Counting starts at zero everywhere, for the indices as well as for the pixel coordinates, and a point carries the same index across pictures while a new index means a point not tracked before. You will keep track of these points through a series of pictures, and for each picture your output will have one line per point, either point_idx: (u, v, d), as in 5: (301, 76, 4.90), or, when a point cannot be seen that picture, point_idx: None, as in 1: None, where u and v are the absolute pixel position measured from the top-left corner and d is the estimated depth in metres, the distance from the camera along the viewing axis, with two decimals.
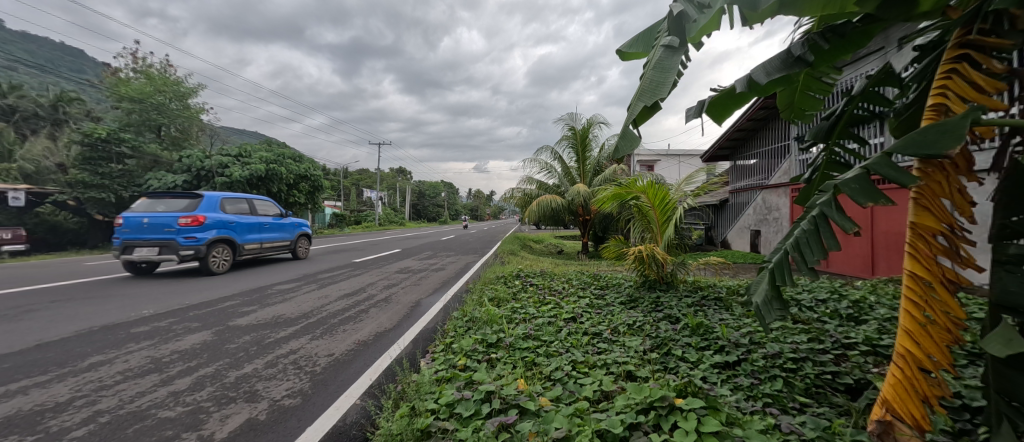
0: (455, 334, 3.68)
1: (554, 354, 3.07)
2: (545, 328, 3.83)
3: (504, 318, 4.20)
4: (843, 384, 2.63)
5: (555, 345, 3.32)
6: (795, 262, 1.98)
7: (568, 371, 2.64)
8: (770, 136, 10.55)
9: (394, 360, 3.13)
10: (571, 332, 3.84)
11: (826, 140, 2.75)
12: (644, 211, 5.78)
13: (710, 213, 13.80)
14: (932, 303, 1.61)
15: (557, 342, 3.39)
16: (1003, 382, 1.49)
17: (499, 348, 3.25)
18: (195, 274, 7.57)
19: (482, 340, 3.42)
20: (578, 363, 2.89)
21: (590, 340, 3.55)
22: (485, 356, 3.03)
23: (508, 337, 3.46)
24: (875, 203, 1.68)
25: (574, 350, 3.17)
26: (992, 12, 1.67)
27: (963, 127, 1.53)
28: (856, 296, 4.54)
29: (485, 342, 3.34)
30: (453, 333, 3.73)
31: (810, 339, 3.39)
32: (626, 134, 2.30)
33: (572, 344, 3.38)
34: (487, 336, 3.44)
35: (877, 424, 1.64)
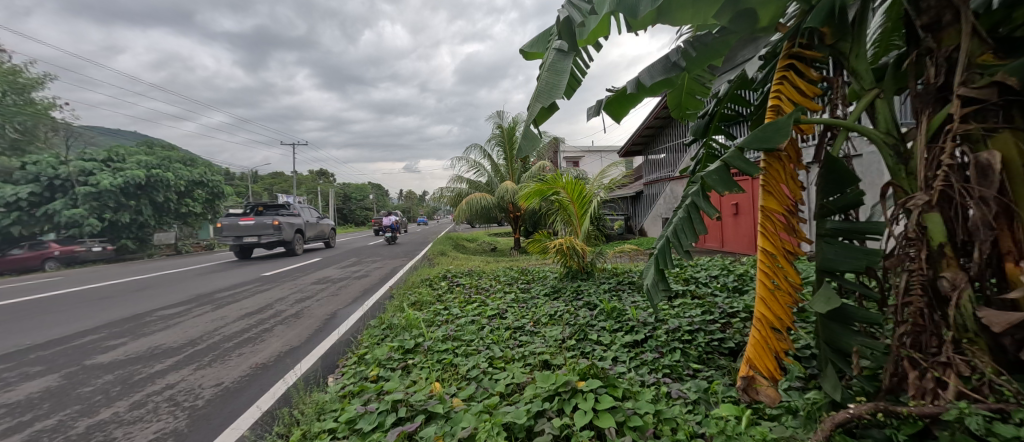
0: (370, 344, 3.51)
1: (472, 353, 3.08)
2: (467, 328, 3.82)
3: (425, 321, 4.12)
4: (727, 348, 3.01)
5: (475, 344, 3.33)
6: (675, 246, 2.22)
7: (485, 368, 2.67)
8: (675, 134, 11.61)
9: (295, 381, 2.91)
10: (495, 329, 3.88)
11: (704, 136, 3.10)
12: (564, 205, 6.02)
13: (628, 205, 14.89)
14: (778, 271, 1.92)
15: (478, 341, 3.41)
16: (829, 333, 1.80)
17: (417, 353, 3.18)
18: (274, 252, 14.33)
19: (399, 347, 3.31)
20: (495, 359, 2.93)
21: (512, 334, 3.63)
22: (400, 364, 2.95)
23: (426, 341, 3.39)
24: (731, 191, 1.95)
25: (493, 347, 3.21)
26: (806, 30, 2.01)
27: (790, 124, 1.83)
28: (740, 270, 5.22)
29: (402, 349, 3.24)
30: (367, 344, 3.55)
31: (703, 311, 3.82)
32: (527, 134, 2.39)
33: (494, 340, 3.43)
34: (404, 343, 3.33)
35: (742, 380, 1.89)
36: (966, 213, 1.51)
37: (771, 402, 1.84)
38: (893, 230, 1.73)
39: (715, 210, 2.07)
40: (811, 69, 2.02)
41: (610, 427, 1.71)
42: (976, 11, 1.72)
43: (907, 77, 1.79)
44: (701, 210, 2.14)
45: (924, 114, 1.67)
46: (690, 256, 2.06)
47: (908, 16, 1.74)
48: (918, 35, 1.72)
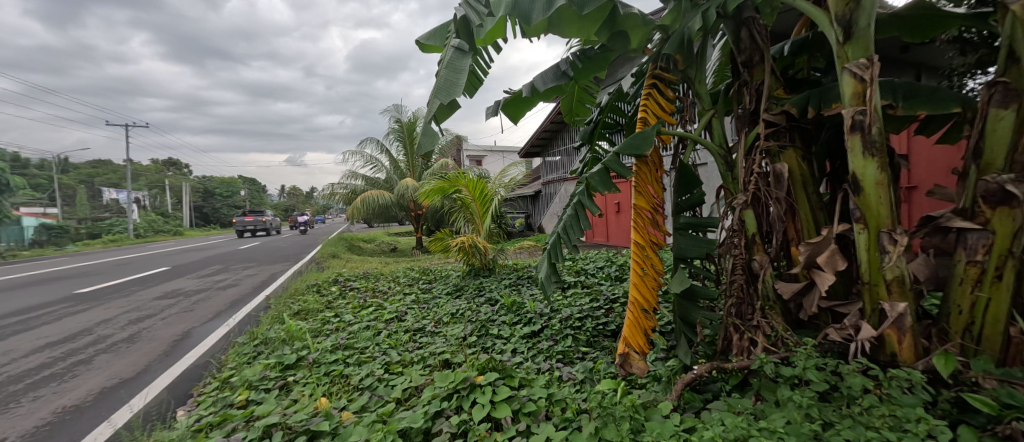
0: (236, 366, 3.18)
1: (367, 361, 2.99)
2: (360, 334, 3.66)
3: (310, 332, 3.85)
4: (610, 330, 3.40)
5: (370, 351, 3.22)
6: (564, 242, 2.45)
7: (380, 375, 2.62)
8: (570, 138, 12.45)
9: (125, 423, 2.51)
10: (393, 333, 3.77)
11: (590, 141, 3.44)
12: (466, 203, 6.09)
13: (527, 203, 15.61)
14: (646, 260, 2.25)
15: (373, 347, 3.31)
16: (684, 310, 2.18)
17: (300, 368, 2.96)
18: (110, 260, 11.85)
19: (276, 364, 3.03)
20: (393, 364, 2.89)
21: (411, 337, 3.59)
22: (276, 383, 2.71)
23: (312, 353, 3.17)
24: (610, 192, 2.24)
25: (390, 352, 3.15)
26: (664, 56, 2.39)
27: (654, 134, 2.17)
28: (622, 261, 5.89)
29: (281, 366, 2.98)
30: (233, 365, 3.20)
31: (591, 299, 4.25)
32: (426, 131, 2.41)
33: (391, 345, 3.35)
34: (284, 358, 3.06)
35: (620, 356, 2.17)
36: (769, 209, 1.97)
37: (642, 373, 2.15)
38: (723, 223, 2.18)
39: (597, 208, 2.34)
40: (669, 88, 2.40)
41: (507, 416, 1.86)
42: (774, 54, 2.29)
43: (733, 102, 2.26)
44: (586, 208, 2.39)
45: (743, 132, 2.14)
46: (577, 249, 2.31)
47: (733, 53, 2.19)
48: (739, 69, 2.18)
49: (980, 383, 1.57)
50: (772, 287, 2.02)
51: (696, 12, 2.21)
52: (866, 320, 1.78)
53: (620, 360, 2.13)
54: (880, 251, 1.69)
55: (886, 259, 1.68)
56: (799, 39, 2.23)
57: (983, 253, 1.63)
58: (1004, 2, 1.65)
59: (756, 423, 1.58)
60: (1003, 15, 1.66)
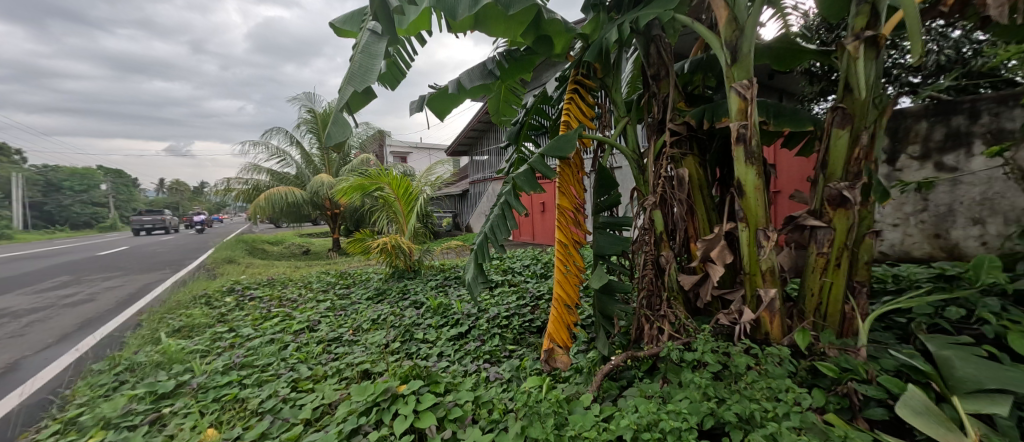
0: (87, 401, 2.80)
1: (269, 380, 2.78)
2: (263, 350, 3.38)
3: (197, 352, 3.49)
4: (536, 327, 3.52)
5: (273, 368, 2.99)
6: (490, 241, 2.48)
7: (283, 396, 2.49)
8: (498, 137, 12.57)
9: None
10: (302, 346, 3.52)
11: (516, 141, 3.53)
12: (389, 202, 5.89)
13: (455, 202, 15.51)
14: (569, 258, 2.36)
15: (278, 363, 3.08)
16: (603, 305, 2.33)
17: (179, 396, 2.71)
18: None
19: (145, 394, 2.72)
20: (301, 381, 2.72)
21: (324, 349, 3.39)
22: (146, 419, 2.44)
23: (195, 378, 2.90)
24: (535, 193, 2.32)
25: (297, 367, 2.96)
26: (586, 64, 2.58)
27: (576, 138, 2.29)
28: (547, 258, 6.13)
29: (155, 395, 2.69)
30: (83, 401, 2.80)
31: (517, 297, 4.35)
32: (337, 120, 2.31)
33: (300, 359, 3.15)
34: (159, 385, 2.76)
35: (545, 351, 2.25)
36: (674, 211, 2.26)
37: (564, 367, 2.24)
38: (636, 222, 2.42)
39: (523, 208, 2.41)
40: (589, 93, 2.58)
41: (431, 425, 1.85)
42: (677, 69, 2.64)
43: (644, 112, 2.52)
44: (513, 208, 2.45)
45: (652, 138, 2.40)
46: (504, 249, 2.36)
47: (644, 67, 2.46)
48: (649, 82, 2.46)
49: (825, 352, 2.00)
50: (676, 279, 2.28)
51: (611, 25, 2.37)
52: (747, 305, 2.10)
53: (544, 356, 2.20)
54: (758, 245, 2.02)
55: (761, 252, 2.02)
56: (695, 59, 2.64)
57: (827, 246, 2.05)
58: (841, 42, 2.06)
59: (664, 406, 1.72)
60: (841, 51, 2.05)
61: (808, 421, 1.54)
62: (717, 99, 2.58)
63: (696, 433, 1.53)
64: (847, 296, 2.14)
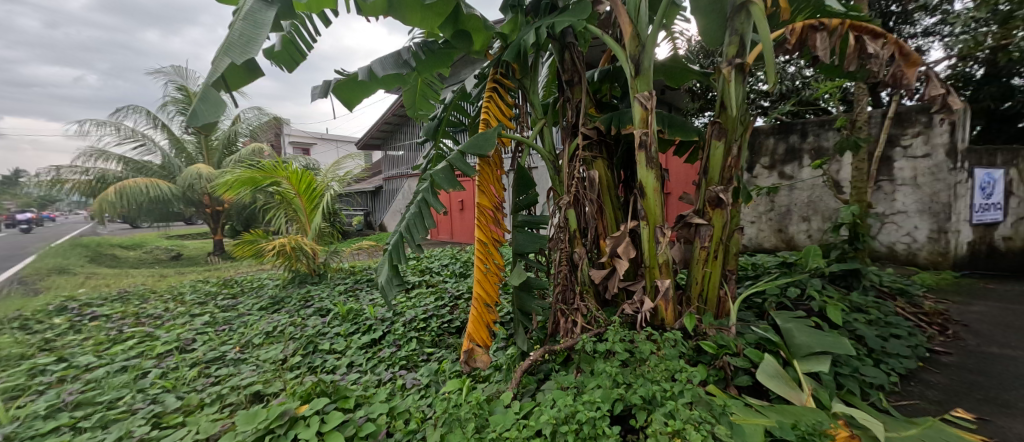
0: None
1: (120, 418, 2.31)
2: (115, 380, 2.80)
3: (13, 392, 2.78)
4: (455, 327, 3.47)
5: (130, 402, 2.50)
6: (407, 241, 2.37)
7: (144, 434, 2.10)
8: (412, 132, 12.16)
9: None
10: (168, 373, 2.97)
11: (434, 137, 3.43)
12: (287, 199, 5.33)
13: (367, 200, 14.64)
14: (489, 257, 2.36)
15: (137, 395, 2.58)
16: (521, 302, 2.38)
17: None
18: None
19: None
20: (165, 415, 2.32)
21: (202, 372, 2.94)
22: None
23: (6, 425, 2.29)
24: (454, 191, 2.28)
25: (162, 399, 2.53)
26: (503, 63, 2.61)
27: (496, 137, 2.29)
28: (466, 257, 6.09)
29: None
30: None
31: (436, 298, 4.24)
32: (208, 96, 2.03)
33: (166, 387, 2.67)
34: None
35: (464, 352, 2.21)
36: (586, 209, 2.41)
37: (484, 366, 2.22)
38: (552, 221, 2.51)
39: (441, 206, 2.35)
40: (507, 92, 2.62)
41: None
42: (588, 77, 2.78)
43: (559, 115, 2.62)
44: (431, 206, 2.37)
45: (566, 141, 2.51)
46: (421, 249, 2.28)
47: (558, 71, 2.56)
48: (563, 87, 2.57)
49: (707, 332, 2.32)
50: (587, 274, 2.42)
51: (528, 28, 2.43)
52: (647, 294, 2.32)
53: (463, 356, 2.17)
54: (656, 241, 2.24)
55: (659, 246, 2.26)
56: (603, 69, 2.80)
57: (708, 240, 2.36)
58: (718, 65, 2.38)
59: (580, 397, 1.80)
60: (718, 73, 2.36)
61: (697, 396, 1.75)
62: (623, 107, 2.80)
63: (609, 420, 1.63)
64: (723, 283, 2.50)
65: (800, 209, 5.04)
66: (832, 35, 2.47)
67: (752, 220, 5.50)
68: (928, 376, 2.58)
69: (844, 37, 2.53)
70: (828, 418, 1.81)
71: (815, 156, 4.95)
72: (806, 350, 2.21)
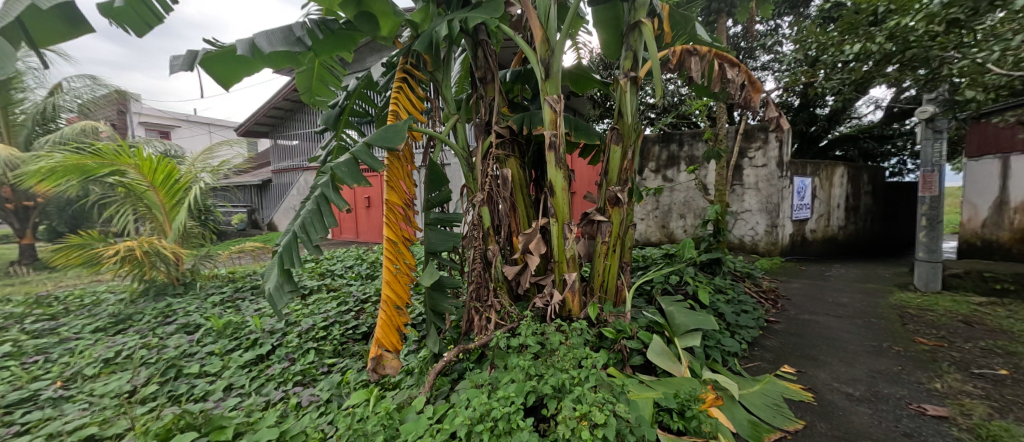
0: None
1: None
2: None
3: None
4: (361, 333, 3.25)
5: None
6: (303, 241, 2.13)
7: None
8: (308, 121, 11.04)
9: None
10: None
11: (335, 127, 3.15)
12: (136, 191, 4.43)
13: (252, 194, 12.91)
14: (399, 257, 2.24)
15: None
16: (435, 302, 2.32)
17: None
18: None
19: None
20: None
21: (6, 419, 2.27)
22: None
23: None
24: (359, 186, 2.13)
25: None
26: (414, 53, 2.51)
27: (406, 130, 2.18)
28: (372, 258, 5.75)
29: None
30: None
31: (338, 303, 3.91)
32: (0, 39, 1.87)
33: None
34: None
35: (372, 360, 2.07)
36: (499, 207, 2.44)
37: (394, 372, 2.11)
38: (465, 218, 2.49)
39: (344, 202, 2.17)
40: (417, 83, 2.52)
41: None
42: (500, 77, 2.79)
43: (473, 111, 2.60)
44: (332, 203, 2.17)
45: (479, 138, 2.50)
46: (320, 251, 2.07)
47: (471, 68, 2.53)
48: (477, 83, 2.56)
49: (607, 318, 2.51)
50: (501, 271, 2.46)
51: (441, 19, 2.36)
52: (556, 287, 2.43)
53: (371, 364, 2.03)
54: (564, 237, 2.37)
55: (567, 242, 2.38)
56: (516, 70, 2.85)
57: (607, 235, 2.56)
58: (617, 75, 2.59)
59: (494, 394, 1.81)
60: (615, 83, 2.57)
61: (600, 379, 1.89)
62: (533, 108, 2.90)
63: (523, 412, 1.67)
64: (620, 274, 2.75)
65: (678, 208, 5.79)
66: (702, 60, 2.87)
67: (641, 218, 6.13)
68: (769, 341, 3.17)
69: (711, 63, 2.95)
70: (700, 384, 2.14)
71: (689, 163, 5.71)
72: (684, 327, 2.54)
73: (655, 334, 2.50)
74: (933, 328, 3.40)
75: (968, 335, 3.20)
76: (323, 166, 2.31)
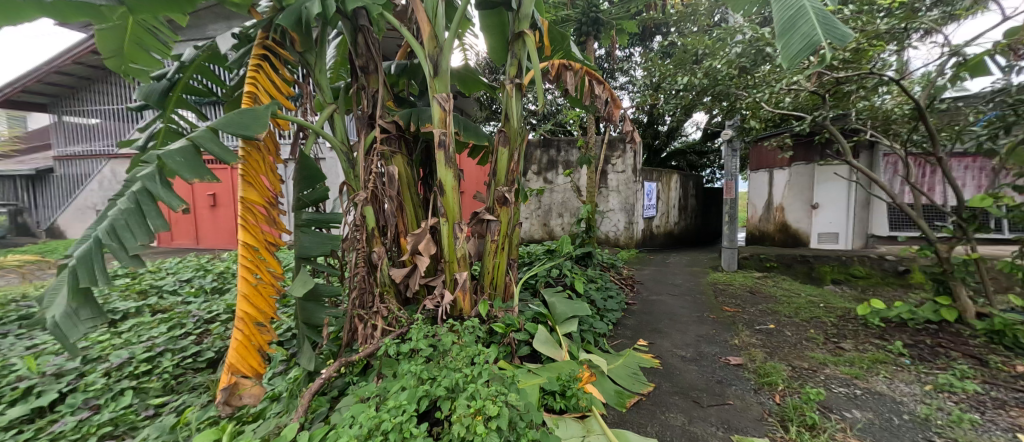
0: None
1: None
2: None
3: None
4: (205, 361, 2.72)
5: None
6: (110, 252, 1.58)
7: None
8: (116, 95, 8.66)
9: None
10: None
11: (162, 105, 2.56)
12: None
13: (17, 189, 9.52)
14: (261, 265, 1.92)
15: None
16: (307, 314, 2.07)
17: None
18: None
19: None
20: None
21: None
22: None
23: None
24: (201, 182, 1.75)
25: None
26: (277, 28, 2.19)
27: (269, 117, 1.87)
28: (220, 268, 4.85)
29: None
30: None
31: (171, 326, 3.15)
32: None
33: None
34: None
35: (224, 391, 1.72)
36: (384, 207, 2.32)
37: (253, 401, 1.80)
38: (346, 219, 2.30)
39: (177, 200, 1.72)
40: (280, 63, 2.21)
41: None
42: (384, 68, 2.66)
43: (353, 102, 2.40)
44: (159, 200, 1.70)
45: (362, 132, 2.33)
46: (140, 264, 1.59)
47: (350, 54, 2.34)
48: (357, 72, 2.38)
49: (496, 314, 2.60)
50: (387, 274, 2.36)
51: None
52: (447, 287, 2.43)
53: (223, 397, 1.68)
54: (455, 237, 2.37)
55: (457, 241, 2.39)
56: (400, 64, 2.73)
57: (496, 234, 2.64)
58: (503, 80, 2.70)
59: (383, 405, 1.67)
60: (501, 88, 2.67)
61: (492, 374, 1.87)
62: (420, 105, 2.84)
63: (415, 419, 1.57)
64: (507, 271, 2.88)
65: (557, 208, 6.34)
66: (576, 75, 3.15)
67: (526, 217, 6.45)
68: (628, 321, 3.70)
69: (584, 79, 3.29)
70: (578, 365, 2.34)
71: (566, 167, 6.31)
72: (564, 315, 2.80)
73: (539, 325, 2.69)
74: (733, 298, 4.40)
75: (753, 302, 4.24)
76: (145, 153, 1.81)
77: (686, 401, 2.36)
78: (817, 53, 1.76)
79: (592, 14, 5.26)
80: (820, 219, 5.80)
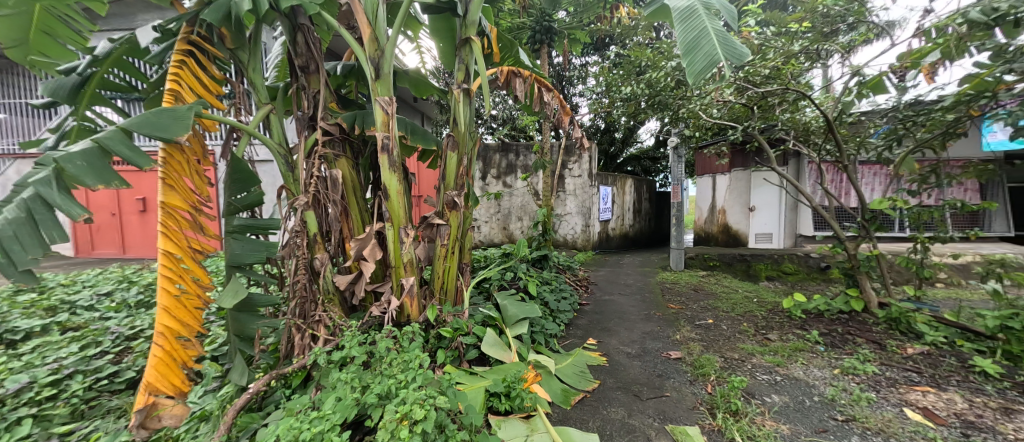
0: None
1: None
2: None
3: None
4: (124, 382, 2.50)
5: None
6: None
7: None
8: (23, 87, 7.72)
9: None
10: None
11: (74, 102, 2.34)
12: None
13: None
14: (185, 274, 1.79)
15: None
16: (239, 326, 1.97)
17: None
18: None
19: None
20: None
21: None
22: None
23: None
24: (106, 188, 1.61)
25: None
26: (203, 22, 2.05)
27: (190, 117, 1.75)
28: (147, 280, 4.46)
29: None
30: None
31: (84, 345, 2.86)
32: None
33: None
34: None
35: (139, 412, 1.60)
36: (327, 211, 2.25)
37: (174, 422, 1.71)
38: (285, 224, 2.18)
39: (80, 207, 1.58)
40: (206, 60, 2.08)
41: None
42: (329, 69, 2.59)
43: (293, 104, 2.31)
44: (56, 207, 1.55)
45: (302, 134, 2.25)
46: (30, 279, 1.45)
47: (289, 54, 2.26)
48: (296, 72, 2.29)
49: (445, 319, 2.58)
50: (331, 281, 2.28)
51: None
52: (393, 293, 2.39)
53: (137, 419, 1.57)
54: (400, 241, 2.33)
55: (403, 246, 2.36)
56: (346, 64, 2.68)
57: (446, 238, 2.63)
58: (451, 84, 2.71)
59: (310, 416, 1.62)
60: (449, 92, 2.68)
61: (426, 378, 1.83)
62: (368, 107, 2.78)
63: (338, 428, 1.54)
64: (458, 275, 2.88)
65: (515, 212, 6.43)
66: (525, 82, 3.25)
67: (485, 220, 6.46)
68: (579, 321, 3.80)
69: (534, 86, 3.39)
70: (524, 366, 2.39)
71: (524, 171, 6.41)
72: (514, 317, 2.84)
73: (489, 328, 2.70)
74: (678, 296, 4.65)
75: (695, 299, 4.50)
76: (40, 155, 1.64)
77: (627, 395, 2.46)
78: (717, 70, 1.94)
79: (546, 22, 5.32)
80: (756, 221, 6.26)
